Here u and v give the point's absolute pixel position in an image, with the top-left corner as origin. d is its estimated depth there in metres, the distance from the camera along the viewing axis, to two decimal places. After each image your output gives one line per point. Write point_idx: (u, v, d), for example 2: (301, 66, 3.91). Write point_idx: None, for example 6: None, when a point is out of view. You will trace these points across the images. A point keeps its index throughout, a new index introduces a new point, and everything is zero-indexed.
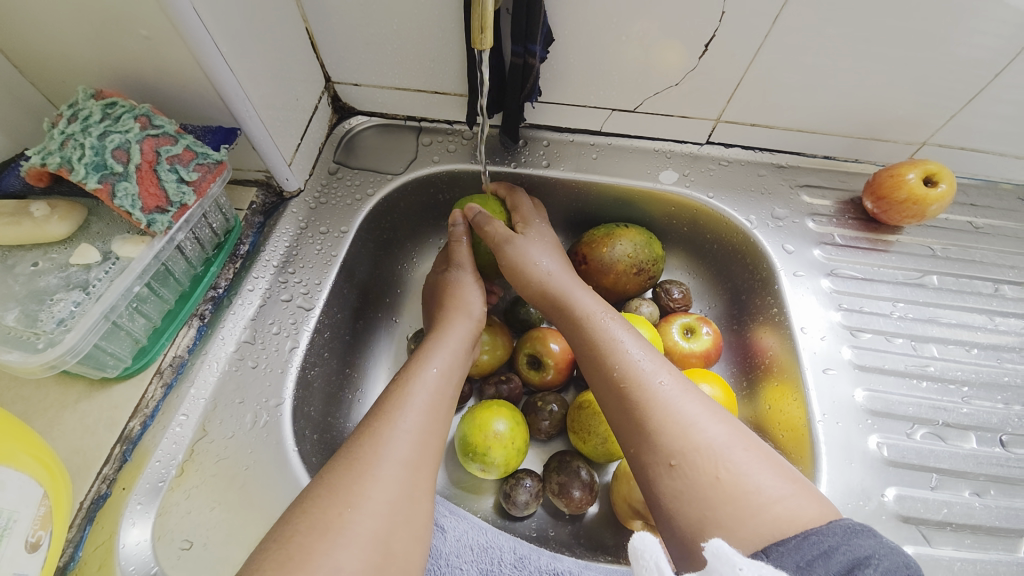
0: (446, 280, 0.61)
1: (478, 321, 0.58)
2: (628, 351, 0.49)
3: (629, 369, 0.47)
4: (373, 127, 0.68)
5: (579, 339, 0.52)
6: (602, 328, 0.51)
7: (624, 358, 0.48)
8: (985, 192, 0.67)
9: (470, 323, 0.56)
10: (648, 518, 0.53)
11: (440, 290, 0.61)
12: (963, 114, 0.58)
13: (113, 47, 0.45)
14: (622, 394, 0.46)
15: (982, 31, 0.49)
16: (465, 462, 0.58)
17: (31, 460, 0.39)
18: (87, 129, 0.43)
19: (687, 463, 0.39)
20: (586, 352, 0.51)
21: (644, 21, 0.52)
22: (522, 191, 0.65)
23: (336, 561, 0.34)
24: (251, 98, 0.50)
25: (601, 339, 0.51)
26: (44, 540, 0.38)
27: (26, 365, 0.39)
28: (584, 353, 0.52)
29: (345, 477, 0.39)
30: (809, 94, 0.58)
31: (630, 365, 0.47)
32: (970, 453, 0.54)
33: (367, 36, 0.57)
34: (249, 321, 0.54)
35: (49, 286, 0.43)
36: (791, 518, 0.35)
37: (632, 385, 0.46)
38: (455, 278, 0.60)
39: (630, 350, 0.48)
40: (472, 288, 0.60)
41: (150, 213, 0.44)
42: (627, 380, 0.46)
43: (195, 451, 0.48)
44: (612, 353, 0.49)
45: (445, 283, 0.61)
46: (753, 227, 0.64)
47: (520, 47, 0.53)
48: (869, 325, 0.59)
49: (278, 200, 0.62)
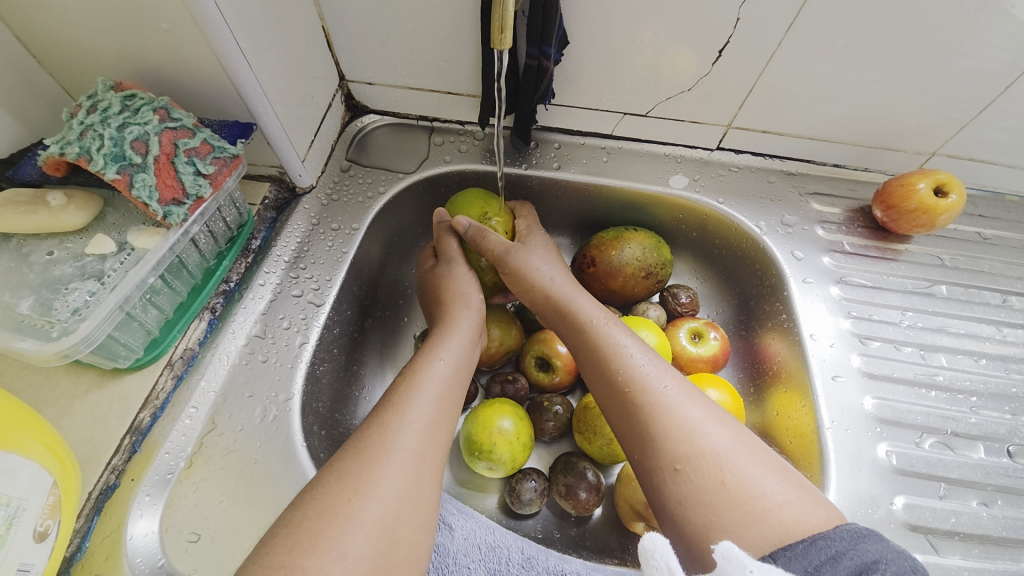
0: (439, 275, 0.61)
1: (478, 311, 0.58)
2: (633, 358, 0.48)
3: (634, 375, 0.47)
4: (385, 126, 0.69)
5: (583, 345, 0.52)
6: (605, 333, 0.52)
7: (628, 363, 0.48)
8: (993, 203, 0.68)
9: (472, 313, 0.57)
10: (650, 521, 0.53)
11: (436, 286, 0.60)
12: (973, 125, 0.58)
13: (134, 40, 0.45)
14: (627, 399, 0.46)
15: (991, 44, 0.50)
16: (470, 460, 0.57)
17: (42, 448, 0.39)
18: (106, 121, 0.43)
19: (692, 467, 0.40)
20: (590, 359, 0.51)
21: (657, 27, 0.53)
22: (529, 206, 0.67)
23: (342, 547, 0.34)
24: (267, 93, 0.50)
25: (605, 345, 0.50)
26: (52, 530, 0.38)
27: (41, 354, 0.39)
28: (588, 358, 0.51)
29: (353, 465, 0.39)
30: (821, 103, 0.58)
31: (634, 370, 0.47)
32: (978, 463, 0.54)
33: (382, 35, 0.58)
34: (260, 316, 0.54)
35: (64, 276, 0.43)
36: (798, 522, 0.36)
37: (637, 391, 0.46)
38: (448, 274, 0.60)
39: (635, 355, 0.49)
40: (467, 277, 0.60)
41: (166, 205, 0.44)
42: (632, 385, 0.46)
43: (204, 444, 0.47)
44: (616, 360, 0.49)
45: (440, 279, 0.60)
46: (763, 233, 0.64)
47: (535, 49, 0.53)
48: (878, 334, 0.59)
49: (290, 196, 0.62)
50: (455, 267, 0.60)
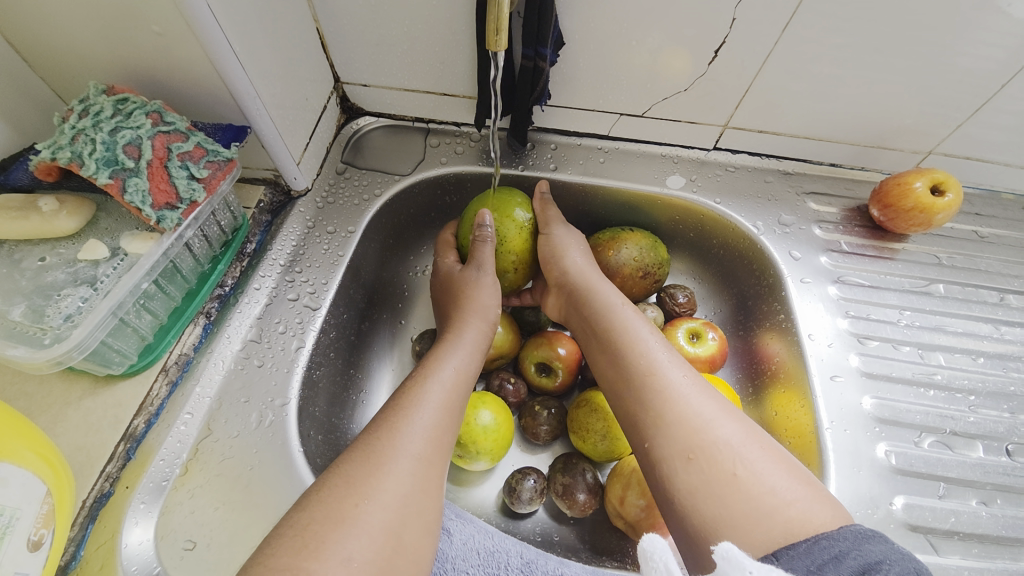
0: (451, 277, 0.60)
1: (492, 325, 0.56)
2: (651, 347, 0.49)
3: (651, 362, 0.47)
4: (380, 129, 0.68)
5: (602, 334, 0.53)
6: (626, 323, 0.52)
7: (646, 350, 0.48)
8: (989, 202, 0.68)
9: (485, 325, 0.56)
10: (634, 523, 0.53)
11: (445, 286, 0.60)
12: (968, 124, 0.58)
13: (126, 43, 0.44)
14: (643, 386, 0.46)
15: (985, 42, 0.50)
16: (460, 459, 0.57)
17: (35, 456, 0.38)
18: (98, 125, 0.42)
19: (704, 457, 0.40)
20: (609, 346, 0.51)
21: (652, 27, 0.53)
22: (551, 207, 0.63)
23: (346, 551, 0.34)
24: (261, 96, 0.50)
25: (625, 332, 0.51)
26: (47, 539, 0.38)
27: (33, 360, 0.39)
28: (605, 347, 0.52)
29: (358, 467, 0.39)
30: (817, 102, 0.58)
31: (653, 357, 0.48)
32: (977, 462, 0.54)
33: (377, 37, 0.57)
34: (256, 320, 0.54)
35: (57, 281, 0.43)
36: (805, 520, 0.35)
37: (654, 378, 0.46)
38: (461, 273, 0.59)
39: (653, 344, 0.49)
40: (490, 284, 0.58)
41: (160, 209, 0.43)
42: (650, 372, 0.46)
43: (199, 450, 0.47)
44: (634, 348, 0.49)
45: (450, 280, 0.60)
46: (760, 232, 0.64)
47: (531, 50, 0.53)
48: (876, 333, 0.59)
49: (286, 199, 0.61)
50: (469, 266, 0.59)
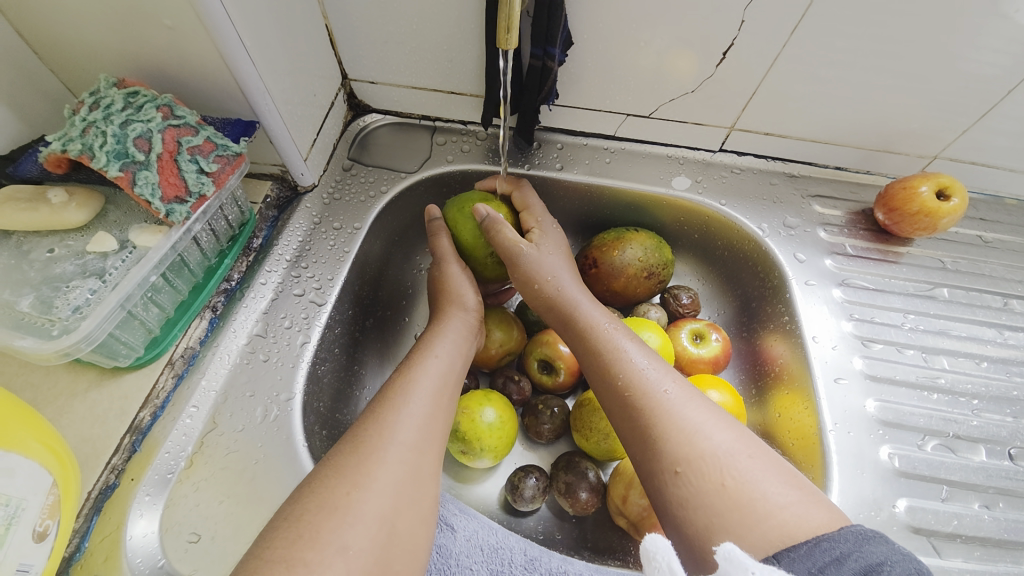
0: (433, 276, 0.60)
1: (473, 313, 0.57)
2: (633, 361, 0.48)
3: (634, 378, 0.46)
4: (386, 126, 0.68)
5: (584, 348, 0.52)
6: (608, 339, 0.50)
7: (627, 366, 0.47)
8: (993, 207, 0.68)
9: (469, 315, 0.56)
10: (637, 521, 0.53)
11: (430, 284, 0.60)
12: (975, 129, 0.58)
13: (137, 37, 0.44)
14: (628, 404, 0.45)
15: (992, 48, 0.50)
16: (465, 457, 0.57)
17: (41, 447, 0.38)
18: (109, 117, 0.42)
19: (692, 471, 0.40)
20: (592, 362, 0.50)
21: (661, 29, 0.53)
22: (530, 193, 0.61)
23: (343, 540, 0.34)
24: (270, 91, 0.50)
25: (607, 348, 0.50)
26: (51, 530, 0.38)
27: (41, 351, 0.39)
28: (588, 362, 0.51)
29: (350, 458, 0.39)
30: (823, 105, 0.58)
31: (634, 373, 0.47)
32: (980, 466, 0.54)
33: (385, 34, 0.57)
34: (261, 315, 0.54)
35: (65, 273, 0.43)
36: (799, 524, 0.35)
37: (638, 395, 0.45)
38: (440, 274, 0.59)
39: (635, 358, 0.48)
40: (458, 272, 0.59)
41: (168, 203, 0.44)
42: (632, 391, 0.46)
43: (204, 443, 0.47)
44: (616, 365, 0.48)
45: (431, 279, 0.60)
46: (765, 235, 0.64)
47: (539, 49, 0.53)
48: (880, 336, 0.59)
49: (292, 195, 0.62)
50: (445, 267, 0.59)
